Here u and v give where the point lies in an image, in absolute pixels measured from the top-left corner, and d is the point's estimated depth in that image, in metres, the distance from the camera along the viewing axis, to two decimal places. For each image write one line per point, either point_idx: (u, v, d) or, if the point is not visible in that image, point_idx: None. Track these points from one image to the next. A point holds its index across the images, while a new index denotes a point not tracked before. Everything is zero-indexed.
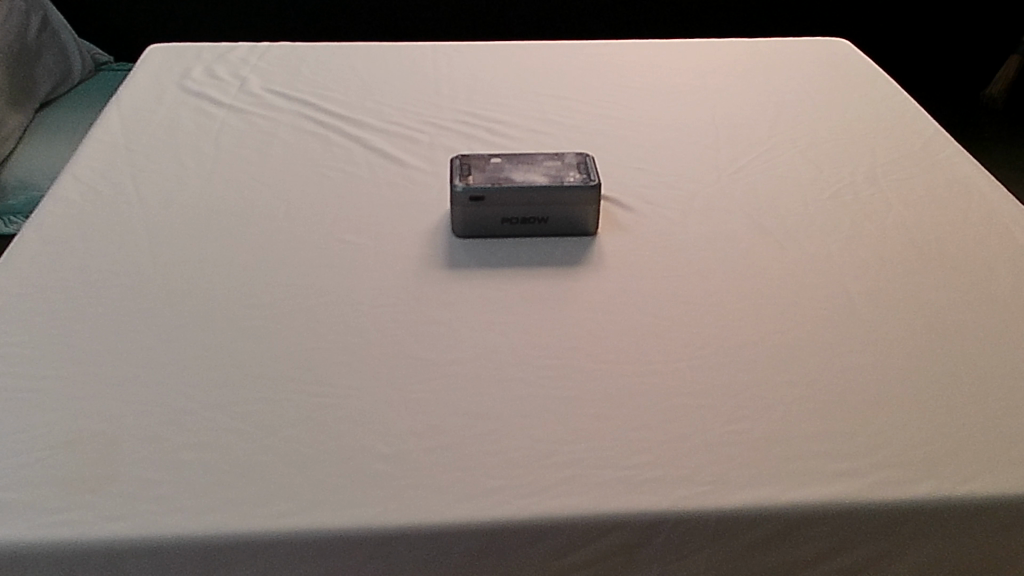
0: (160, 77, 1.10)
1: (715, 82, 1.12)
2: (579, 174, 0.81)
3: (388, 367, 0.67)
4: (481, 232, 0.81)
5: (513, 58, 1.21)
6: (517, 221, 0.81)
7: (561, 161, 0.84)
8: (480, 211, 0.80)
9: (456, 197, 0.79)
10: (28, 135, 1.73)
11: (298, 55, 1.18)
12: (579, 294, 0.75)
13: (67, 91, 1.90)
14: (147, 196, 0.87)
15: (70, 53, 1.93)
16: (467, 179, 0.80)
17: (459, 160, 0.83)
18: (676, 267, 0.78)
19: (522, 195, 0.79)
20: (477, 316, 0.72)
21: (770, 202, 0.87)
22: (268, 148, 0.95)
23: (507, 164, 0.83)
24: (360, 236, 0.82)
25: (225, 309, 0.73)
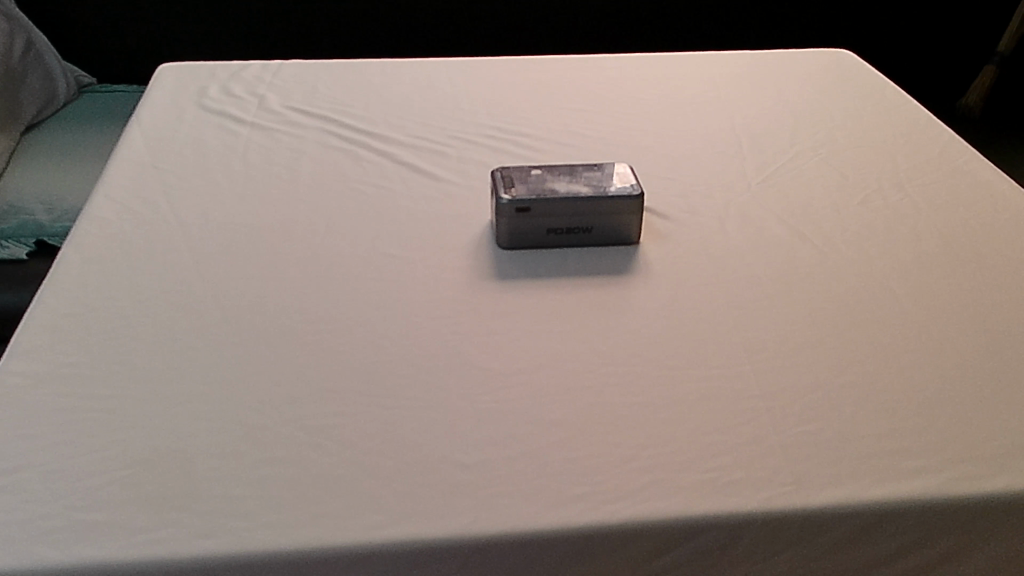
0: (178, 96, 1.09)
1: (728, 93, 1.13)
2: (622, 184, 0.82)
3: (454, 376, 0.67)
4: (526, 244, 0.81)
5: (525, 71, 1.21)
6: (562, 231, 0.81)
7: (601, 172, 0.84)
8: (526, 222, 0.80)
9: (502, 208, 0.80)
10: (17, 159, 1.72)
11: (311, 72, 1.18)
12: (632, 302, 0.75)
13: (52, 114, 1.89)
14: (183, 214, 0.86)
15: (55, 76, 1.92)
16: (511, 190, 0.81)
17: (500, 172, 0.84)
18: (722, 274, 0.79)
19: (569, 206, 0.80)
20: (534, 324, 0.72)
21: (803, 209, 0.88)
22: (298, 164, 0.95)
23: (549, 176, 0.83)
24: (405, 250, 0.81)
25: (281, 323, 0.72)
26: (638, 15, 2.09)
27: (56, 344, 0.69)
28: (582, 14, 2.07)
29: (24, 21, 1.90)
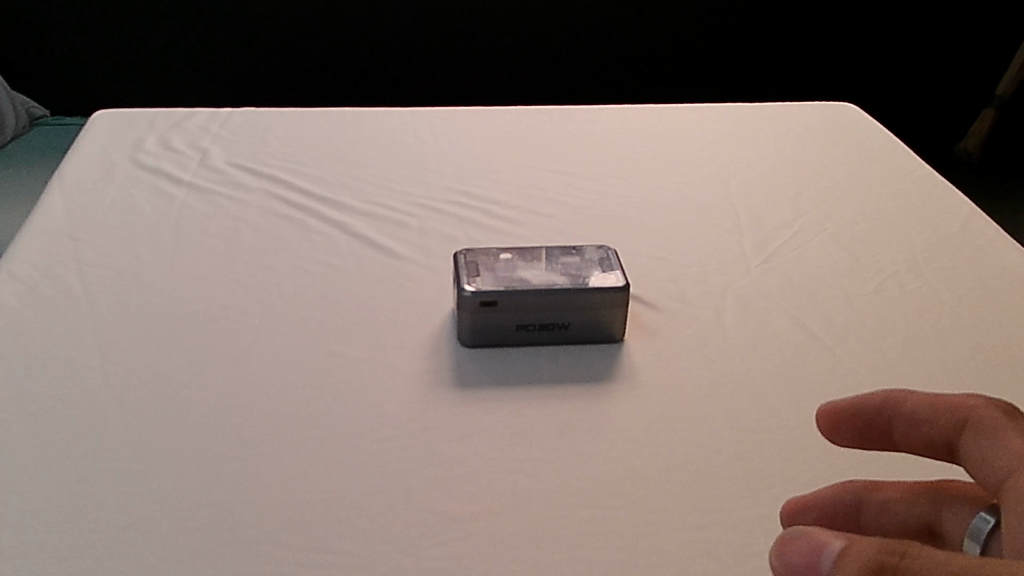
0: (110, 149, 0.98)
1: (724, 153, 1.03)
2: (604, 273, 0.71)
3: (397, 521, 0.55)
4: (492, 341, 0.70)
5: (500, 123, 1.10)
6: (534, 328, 0.70)
7: (580, 257, 0.73)
8: (492, 318, 0.69)
9: (464, 302, 0.68)
10: None
11: (262, 122, 1.06)
12: (616, 418, 0.64)
13: (1, 147, 1.72)
14: (98, 298, 0.74)
15: (3, 107, 1.75)
16: (475, 280, 0.69)
17: (463, 255, 0.72)
18: (720, 380, 0.68)
19: (542, 300, 0.69)
20: (497, 448, 0.61)
21: (811, 299, 0.77)
22: (238, 236, 0.83)
23: (519, 261, 0.72)
24: (351, 347, 0.70)
25: (194, 445, 0.60)
26: (629, 54, 1.98)
27: None
28: (568, 54, 1.96)
29: None
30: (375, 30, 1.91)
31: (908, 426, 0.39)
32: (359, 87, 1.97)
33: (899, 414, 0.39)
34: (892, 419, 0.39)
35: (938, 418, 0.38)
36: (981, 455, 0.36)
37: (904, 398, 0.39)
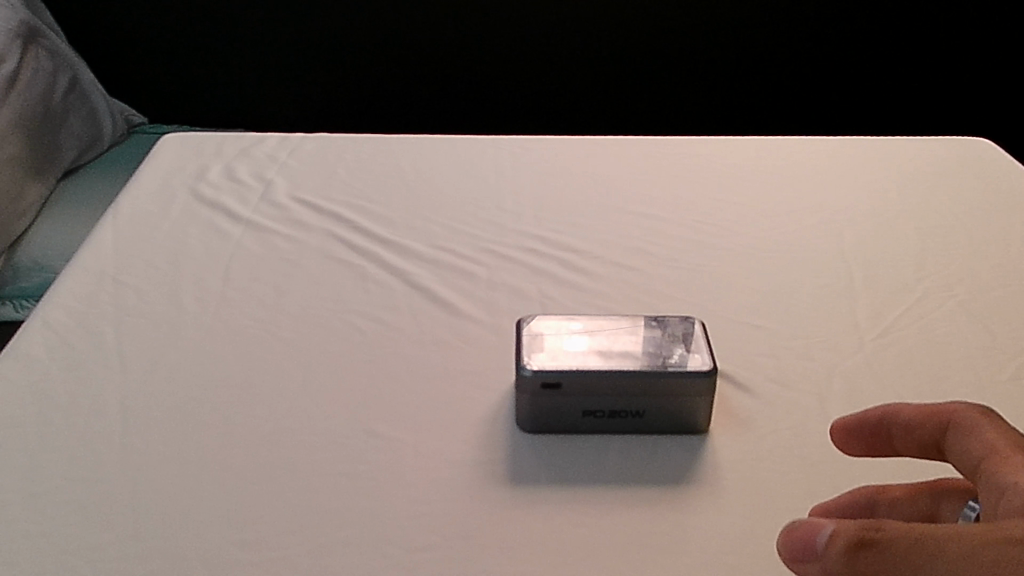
0: (171, 178, 0.92)
1: (840, 198, 0.91)
2: (686, 351, 0.61)
3: None
4: (555, 427, 0.61)
5: (589, 157, 1.00)
6: (603, 415, 0.61)
7: (663, 331, 0.64)
8: (554, 402, 0.60)
9: (523, 383, 0.60)
10: (48, 211, 1.51)
11: (333, 151, 0.99)
12: (689, 532, 0.54)
13: (94, 157, 1.67)
14: (133, 352, 0.68)
15: (100, 115, 1.69)
16: (537, 357, 0.61)
17: (526, 326, 0.64)
18: (817, 486, 0.57)
19: (612, 383, 0.59)
20: (548, 566, 0.52)
21: (935, 385, 0.66)
22: (288, 284, 0.76)
23: (590, 333, 0.63)
24: (396, 426, 0.62)
25: (207, 543, 0.53)
26: (755, 70, 1.72)
27: None
28: (688, 74, 1.72)
29: (70, 56, 1.68)
30: (469, 47, 1.72)
31: (904, 433, 0.39)
32: (451, 115, 1.78)
33: (896, 423, 0.40)
34: (890, 428, 0.40)
35: (930, 423, 0.38)
36: (965, 451, 0.36)
37: (903, 410, 0.40)
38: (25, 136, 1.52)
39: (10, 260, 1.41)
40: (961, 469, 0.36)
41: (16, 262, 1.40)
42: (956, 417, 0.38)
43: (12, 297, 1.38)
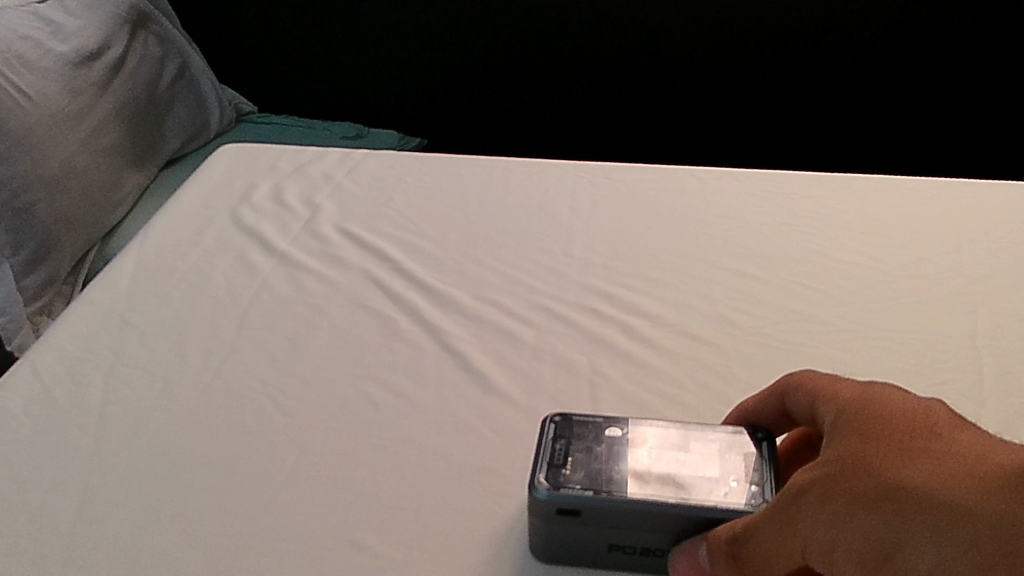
0: (213, 198, 0.84)
1: (978, 262, 0.75)
2: (745, 482, 0.48)
3: None
4: (573, 556, 0.50)
5: (681, 188, 0.86)
6: (629, 550, 0.48)
7: (721, 446, 0.51)
8: (571, 530, 0.48)
9: (534, 504, 0.47)
10: (144, 204, 1.41)
11: (396, 169, 0.89)
12: None
13: (199, 148, 1.54)
14: (117, 413, 0.60)
15: (208, 105, 1.55)
16: (558, 471, 0.48)
17: (552, 427, 0.51)
18: None
19: (645, 517, 0.47)
20: None
21: None
22: (307, 336, 0.67)
23: (629, 443, 0.51)
24: (386, 539, 0.52)
25: None
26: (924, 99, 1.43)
27: None
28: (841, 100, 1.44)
29: (180, 40, 1.55)
30: (580, 58, 1.48)
31: (754, 417, 0.52)
32: (554, 137, 1.57)
33: (745, 414, 0.53)
34: (744, 419, 0.53)
35: (766, 406, 0.52)
36: (797, 405, 0.49)
37: (743, 404, 0.53)
38: (125, 124, 1.40)
39: (101, 252, 1.34)
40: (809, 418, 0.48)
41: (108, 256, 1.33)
42: (782, 393, 0.50)
43: None
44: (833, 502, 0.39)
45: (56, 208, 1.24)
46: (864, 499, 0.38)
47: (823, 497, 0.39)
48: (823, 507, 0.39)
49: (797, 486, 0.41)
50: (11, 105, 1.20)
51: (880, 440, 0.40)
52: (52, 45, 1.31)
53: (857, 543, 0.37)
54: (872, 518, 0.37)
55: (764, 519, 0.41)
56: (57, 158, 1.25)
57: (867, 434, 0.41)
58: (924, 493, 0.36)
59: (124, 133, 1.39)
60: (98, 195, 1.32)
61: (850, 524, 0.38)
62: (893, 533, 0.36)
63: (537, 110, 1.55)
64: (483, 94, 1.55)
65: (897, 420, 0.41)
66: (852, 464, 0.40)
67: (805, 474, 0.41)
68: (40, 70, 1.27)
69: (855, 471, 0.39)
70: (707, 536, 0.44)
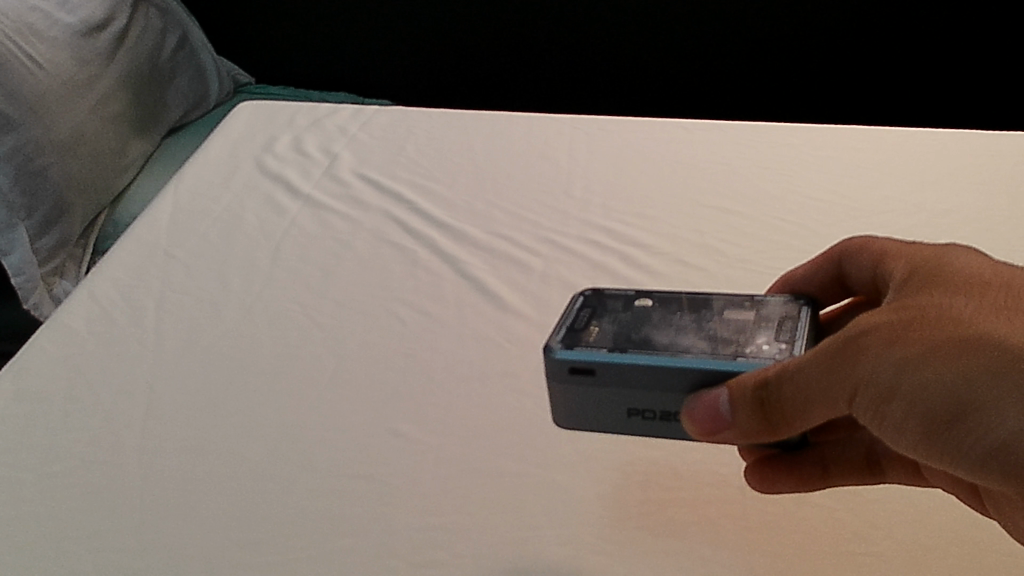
0: (238, 148, 0.91)
1: (943, 200, 0.82)
2: (775, 342, 0.47)
3: None
4: (593, 424, 0.47)
5: (672, 138, 0.94)
6: (653, 416, 0.46)
7: (758, 313, 0.49)
8: (589, 392, 0.46)
9: (550, 365, 0.46)
10: (150, 167, 1.46)
11: (408, 124, 0.95)
12: (698, 550, 0.51)
13: (201, 117, 1.59)
14: (170, 329, 0.67)
15: (208, 75, 1.61)
16: (578, 336, 0.47)
17: (581, 299, 0.51)
18: (854, 509, 0.52)
19: (670, 376, 0.44)
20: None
21: None
22: (336, 265, 0.74)
23: (659, 311, 0.49)
24: (419, 428, 0.59)
25: (209, 539, 0.52)
26: None
27: None
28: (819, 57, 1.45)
29: (179, 15, 1.61)
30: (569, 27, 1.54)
31: (798, 282, 0.54)
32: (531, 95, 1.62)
33: (790, 279, 0.55)
34: (788, 283, 0.55)
35: (816, 267, 0.53)
36: (857, 265, 0.50)
37: (790, 274, 0.55)
38: (130, 92, 1.46)
39: (111, 216, 1.38)
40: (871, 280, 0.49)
41: (117, 217, 1.38)
42: (840, 254, 0.52)
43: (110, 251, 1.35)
44: (905, 348, 0.37)
45: (67, 169, 1.30)
46: (941, 349, 0.37)
47: (893, 342, 0.38)
48: (891, 349, 0.37)
49: (864, 326, 0.39)
50: (24, 70, 1.26)
51: (961, 302, 0.39)
52: (59, 17, 1.38)
53: (928, 395, 0.36)
54: (951, 367, 0.36)
55: (813, 359, 0.39)
56: (67, 123, 1.31)
57: (939, 293, 0.40)
58: (1014, 357, 0.36)
59: (129, 99, 1.45)
60: (106, 156, 1.37)
61: (923, 373, 0.36)
62: (972, 387, 0.36)
63: (528, 76, 1.61)
64: (475, 61, 1.62)
65: (973, 284, 0.41)
66: (931, 318, 0.38)
67: (873, 319, 0.39)
68: (49, 39, 1.34)
69: (932, 323, 0.38)
70: (730, 382, 0.42)
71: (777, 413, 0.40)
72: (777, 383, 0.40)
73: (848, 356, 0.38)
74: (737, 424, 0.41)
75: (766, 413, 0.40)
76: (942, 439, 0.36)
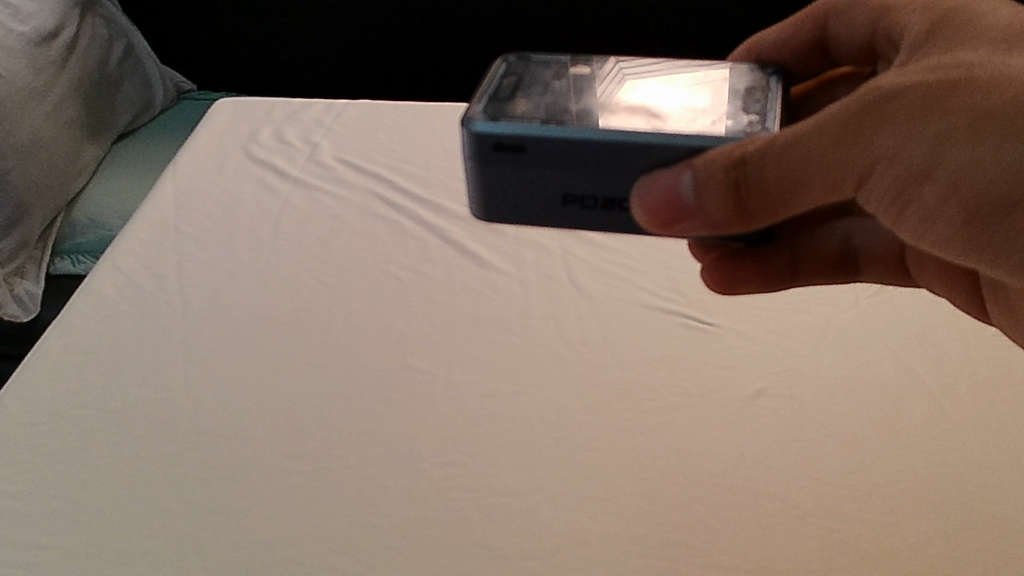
0: (224, 139, 1.00)
1: None
2: (735, 117, 0.48)
3: (437, 531, 0.56)
4: (517, 210, 0.49)
5: None
6: (588, 202, 0.48)
7: (716, 87, 0.52)
8: (515, 170, 0.47)
9: (471, 142, 0.47)
10: (103, 173, 1.38)
11: (377, 115, 1.05)
12: (665, 433, 0.63)
13: (147, 122, 1.50)
14: (193, 290, 0.76)
15: (153, 80, 1.51)
16: (502, 109, 0.48)
17: (504, 70, 0.52)
18: (790, 403, 0.65)
19: (598, 150, 0.46)
20: (552, 460, 0.61)
21: (917, 317, 0.71)
22: (332, 234, 0.84)
23: (589, 83, 0.51)
24: (426, 360, 0.69)
25: (260, 451, 0.61)
26: None
27: (12, 471, 0.61)
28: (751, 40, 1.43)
29: (123, 20, 1.51)
30: None
31: (771, 46, 0.61)
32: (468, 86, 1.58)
33: (763, 43, 0.61)
34: (759, 46, 0.61)
35: (791, 32, 0.60)
36: (843, 28, 0.58)
37: (762, 38, 0.61)
38: (81, 98, 1.36)
39: (68, 219, 1.31)
40: (862, 30, 0.57)
41: (74, 221, 1.31)
42: (827, 15, 0.59)
43: (68, 252, 1.28)
44: (927, 122, 0.38)
45: (24, 172, 1.23)
46: (965, 122, 0.38)
47: (914, 115, 0.39)
48: (914, 126, 0.38)
49: (881, 96, 0.39)
50: None
51: (978, 66, 0.39)
52: (13, 27, 1.28)
53: (958, 176, 0.38)
54: (986, 146, 0.37)
55: (813, 133, 0.40)
56: (22, 130, 1.24)
57: (954, 62, 0.41)
58: None
59: (80, 105, 1.36)
60: (59, 160, 1.29)
61: (953, 151, 0.38)
62: (1005, 165, 0.37)
63: None
64: None
65: (991, 54, 0.41)
66: (951, 84, 0.39)
67: (886, 84, 0.40)
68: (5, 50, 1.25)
69: (951, 91, 0.38)
70: (696, 164, 0.43)
71: (764, 196, 0.42)
72: (764, 161, 0.41)
73: (859, 133, 0.39)
74: (715, 205, 0.43)
75: (746, 190, 0.42)
76: (979, 221, 0.39)
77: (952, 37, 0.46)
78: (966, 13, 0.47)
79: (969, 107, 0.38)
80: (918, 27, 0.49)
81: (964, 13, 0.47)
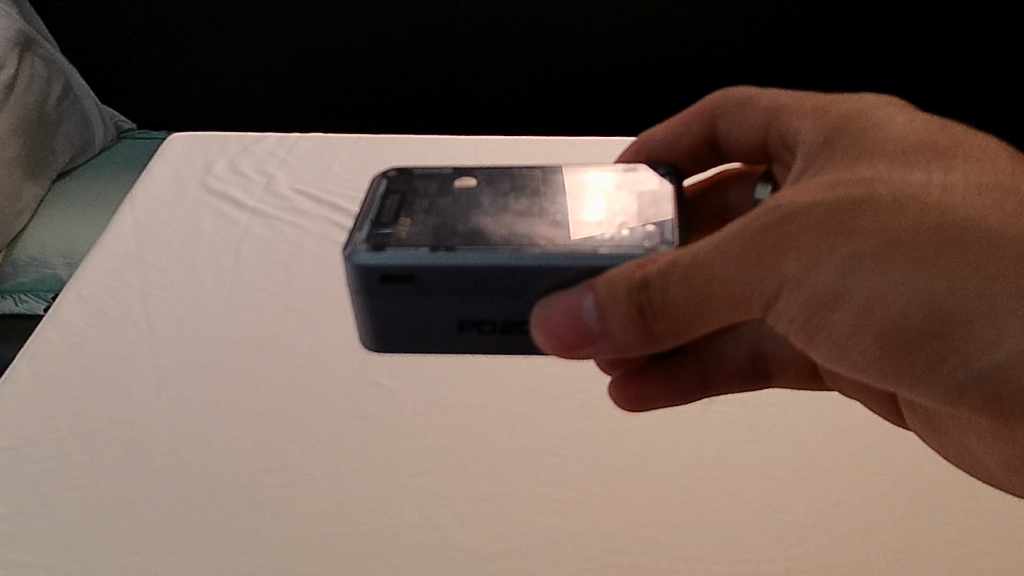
0: (180, 172, 1.01)
1: None
2: (639, 226, 0.52)
3: (415, 535, 0.59)
4: (416, 335, 0.52)
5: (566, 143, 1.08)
6: (489, 328, 0.51)
7: (619, 193, 0.56)
8: (407, 298, 0.50)
9: (356, 272, 0.49)
10: (45, 209, 1.36)
11: (329, 146, 1.07)
12: (629, 436, 0.66)
13: (89, 161, 1.48)
14: (156, 320, 0.77)
15: (93, 120, 1.50)
16: (387, 232, 0.50)
17: (386, 186, 0.55)
18: (743, 407, 0.68)
19: (494, 274, 0.49)
20: (522, 467, 0.63)
21: None
22: (295, 262, 0.86)
23: (476, 198, 0.54)
24: (396, 379, 0.71)
25: (235, 473, 0.63)
26: None
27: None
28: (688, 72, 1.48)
29: (63, 62, 1.50)
30: None
31: (662, 146, 0.66)
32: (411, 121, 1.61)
33: (654, 143, 0.67)
34: (650, 146, 0.67)
35: (679, 132, 0.65)
36: (734, 128, 0.63)
37: (652, 137, 0.67)
38: (21, 136, 1.35)
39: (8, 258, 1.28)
40: (754, 128, 0.61)
41: (15, 258, 1.28)
42: (718, 115, 0.64)
43: (10, 292, 1.25)
44: (833, 249, 0.41)
45: None
46: (871, 252, 0.40)
47: (820, 242, 0.41)
48: (822, 253, 0.41)
49: (781, 218, 0.42)
50: None
51: (878, 189, 0.42)
52: None
53: (869, 307, 0.41)
54: (897, 277, 0.40)
55: (716, 255, 0.43)
56: None
57: (854, 182, 0.44)
58: (949, 254, 0.40)
59: (20, 142, 1.34)
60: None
61: (863, 280, 0.41)
62: (917, 301, 0.40)
63: None
64: None
65: (892, 176, 0.44)
66: (853, 209, 0.42)
67: (788, 205, 0.43)
68: None
69: (854, 216, 0.41)
70: (595, 286, 0.47)
71: (669, 314, 0.45)
72: (669, 281, 0.44)
73: (762, 257, 0.42)
74: (621, 321, 0.46)
75: (649, 309, 0.45)
76: (892, 352, 0.42)
77: (847, 150, 0.49)
78: (861, 124, 0.50)
79: (873, 235, 0.41)
80: (810, 136, 0.53)
81: (862, 123, 0.50)
